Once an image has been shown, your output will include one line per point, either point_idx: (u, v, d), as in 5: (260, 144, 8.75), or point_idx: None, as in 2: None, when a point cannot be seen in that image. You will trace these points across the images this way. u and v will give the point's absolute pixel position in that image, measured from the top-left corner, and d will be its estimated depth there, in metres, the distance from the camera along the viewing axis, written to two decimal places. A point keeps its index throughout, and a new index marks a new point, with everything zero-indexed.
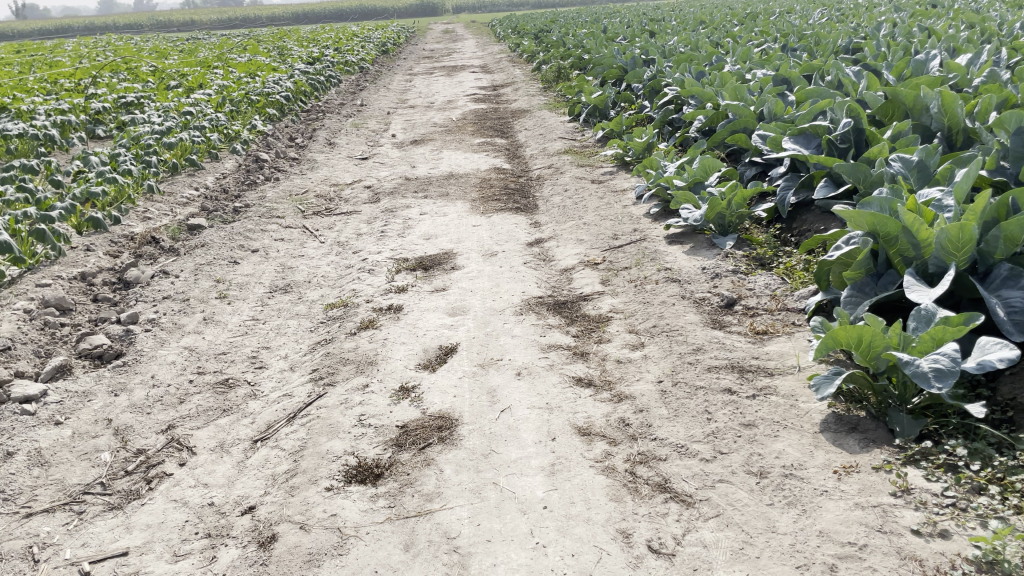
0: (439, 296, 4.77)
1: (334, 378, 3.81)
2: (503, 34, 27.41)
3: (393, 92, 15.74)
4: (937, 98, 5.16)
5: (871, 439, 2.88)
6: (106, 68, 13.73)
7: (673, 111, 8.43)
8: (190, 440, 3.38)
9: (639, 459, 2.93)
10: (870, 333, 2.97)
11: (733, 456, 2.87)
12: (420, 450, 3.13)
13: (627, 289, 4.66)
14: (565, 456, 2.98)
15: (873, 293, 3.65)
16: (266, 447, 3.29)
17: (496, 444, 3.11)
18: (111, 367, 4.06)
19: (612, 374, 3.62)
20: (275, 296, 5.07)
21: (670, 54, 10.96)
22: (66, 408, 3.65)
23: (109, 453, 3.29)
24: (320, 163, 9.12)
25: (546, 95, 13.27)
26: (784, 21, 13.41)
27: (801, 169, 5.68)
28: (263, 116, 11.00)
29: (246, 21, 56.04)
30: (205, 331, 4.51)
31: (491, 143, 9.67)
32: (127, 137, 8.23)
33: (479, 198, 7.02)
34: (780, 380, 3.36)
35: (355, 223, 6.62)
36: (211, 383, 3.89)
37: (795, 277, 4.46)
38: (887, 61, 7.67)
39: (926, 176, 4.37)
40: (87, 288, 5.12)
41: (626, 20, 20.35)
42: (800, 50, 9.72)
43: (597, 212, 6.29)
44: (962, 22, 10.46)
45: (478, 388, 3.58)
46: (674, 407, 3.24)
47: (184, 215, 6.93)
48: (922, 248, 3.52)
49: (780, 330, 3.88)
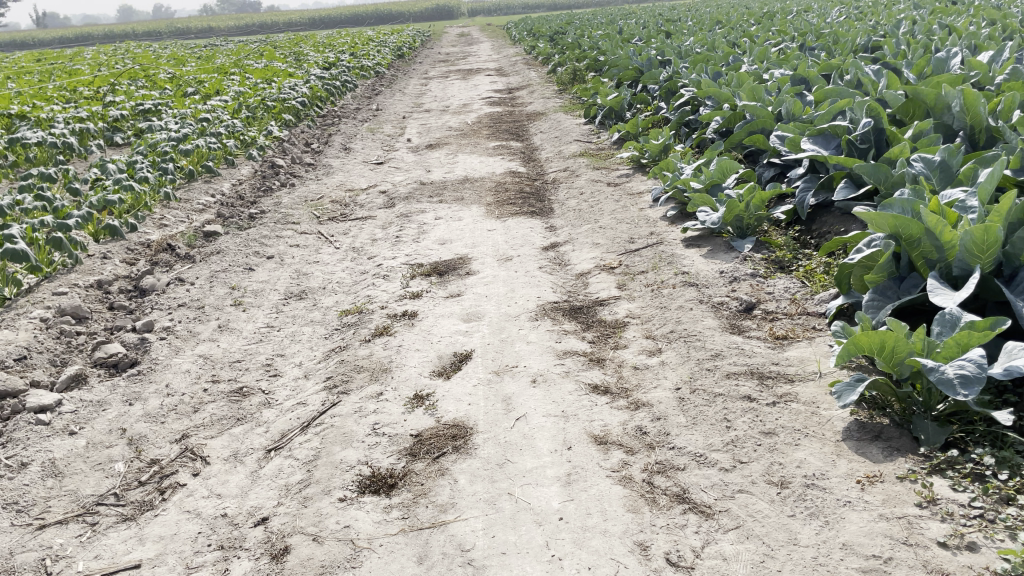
0: (454, 302, 4.74)
1: (349, 387, 3.79)
2: (518, 38, 27.44)
3: (408, 96, 15.75)
4: (958, 96, 5.08)
5: (895, 448, 2.81)
6: (124, 76, 13.84)
7: (690, 112, 8.36)
8: (204, 449, 3.36)
9: (657, 469, 2.88)
10: (893, 339, 2.91)
11: (754, 465, 2.81)
12: (434, 459, 3.09)
13: (643, 293, 4.61)
14: (581, 466, 2.93)
15: (896, 296, 3.57)
16: (280, 456, 3.27)
17: (511, 453, 3.06)
18: (126, 376, 4.05)
19: (629, 381, 3.57)
20: (290, 303, 5.05)
21: (686, 55, 10.88)
22: (81, 418, 3.65)
23: (123, 463, 3.28)
24: (335, 168, 9.13)
25: (561, 97, 13.22)
26: (802, 20, 13.29)
27: (820, 170, 5.60)
28: (279, 121, 11.04)
29: (263, 27, 56.41)
30: (219, 339, 4.50)
31: (506, 147, 9.64)
32: (144, 145, 8.27)
33: (494, 202, 6.99)
34: (800, 387, 3.29)
35: (370, 229, 6.60)
36: (225, 392, 3.87)
37: (815, 280, 4.39)
38: (908, 60, 7.56)
39: (949, 176, 4.29)
40: (103, 297, 5.13)
41: (641, 21, 20.28)
42: (818, 50, 9.63)
43: (613, 215, 6.24)
44: (984, 19, 10.31)
45: (494, 395, 3.54)
46: (693, 415, 3.18)
47: (199, 221, 6.94)
48: (945, 250, 3.45)
49: (800, 335, 3.81)
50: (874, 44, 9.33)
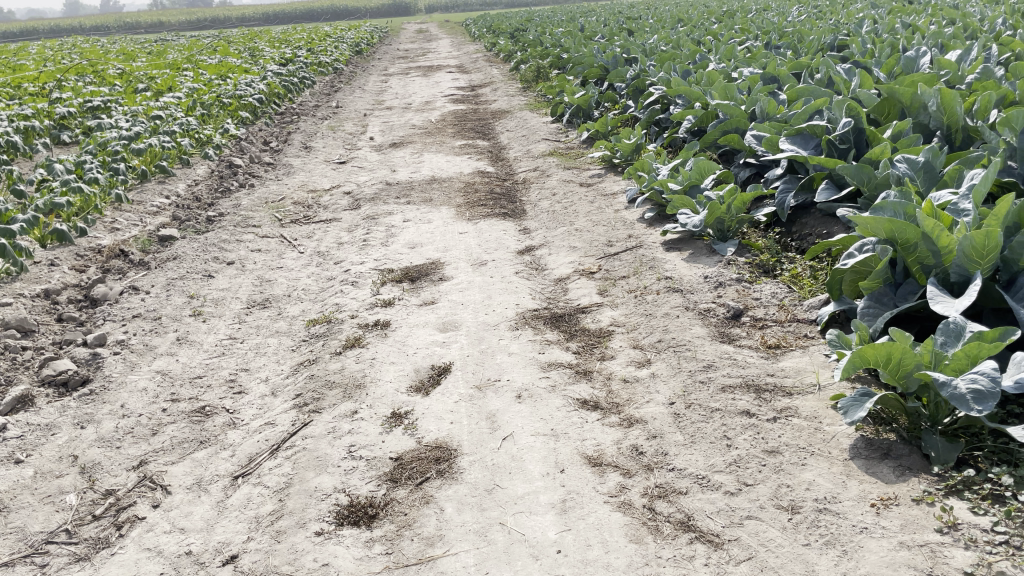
0: (429, 310, 4.52)
1: (320, 405, 3.54)
2: (478, 34, 27.24)
3: (368, 93, 15.45)
4: (935, 95, 4.99)
5: (906, 467, 2.67)
6: (71, 71, 13.30)
7: (660, 111, 8.23)
8: (164, 477, 3.10)
9: (657, 493, 2.70)
10: (900, 350, 2.77)
11: (760, 488, 2.65)
12: (417, 485, 2.88)
13: (626, 300, 4.44)
14: (577, 491, 2.74)
15: (892, 304, 3.45)
16: (248, 484, 3.02)
17: (500, 477, 2.87)
18: (77, 396, 3.75)
19: (619, 397, 3.38)
20: (254, 312, 4.79)
21: (652, 53, 10.75)
22: (27, 444, 3.35)
23: (76, 495, 3.01)
24: (297, 168, 8.82)
25: (526, 96, 13.04)
26: (763, 19, 13.27)
27: (799, 170, 5.49)
28: (236, 119, 10.68)
29: (217, 22, 55.14)
30: (178, 353, 4.22)
31: (472, 146, 9.41)
32: (93, 143, 7.87)
33: (464, 204, 6.77)
34: (800, 401, 3.14)
35: (336, 232, 6.35)
36: (186, 412, 3.60)
37: (802, 286, 4.27)
38: (877, 59, 7.51)
39: (934, 177, 4.19)
40: (52, 307, 4.81)
41: (601, 19, 20.14)
42: (783, 49, 9.59)
43: (588, 217, 6.06)
44: (943, 18, 10.36)
45: (477, 413, 3.33)
46: (691, 433, 3.01)
47: (154, 224, 6.61)
48: (943, 255, 3.32)
49: (793, 343, 3.68)
50: (839, 43, 9.30)
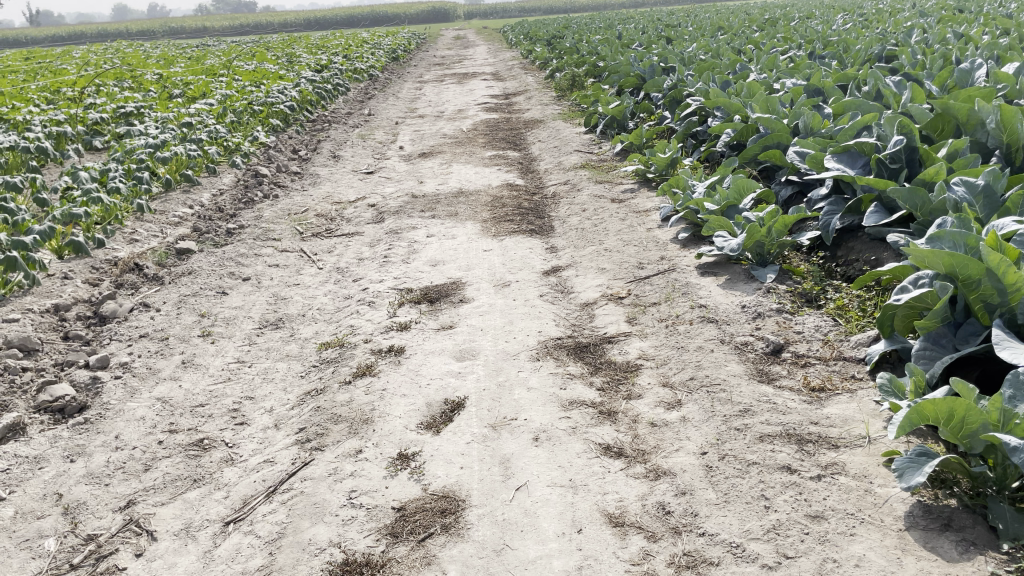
0: (446, 336, 4.27)
1: (323, 442, 3.30)
2: (515, 42, 27.04)
3: (401, 100, 15.29)
4: (994, 112, 4.61)
5: (971, 542, 2.35)
6: (108, 75, 13.32)
7: (697, 123, 7.90)
8: (151, 521, 2.88)
9: (685, 563, 2.41)
10: (963, 407, 2.43)
11: (803, 562, 2.35)
12: (420, 542, 2.62)
13: (657, 330, 4.14)
14: (595, 557, 2.46)
15: (951, 346, 3.12)
16: (239, 532, 2.79)
17: (511, 536, 2.60)
18: (71, 425, 3.56)
19: (645, 443, 3.09)
20: (265, 333, 4.58)
21: (689, 63, 10.41)
22: (12, 478, 3.16)
23: (55, 540, 2.80)
24: (323, 178, 8.64)
25: (561, 104, 12.75)
26: (806, 27, 12.81)
27: (845, 191, 5.13)
28: (266, 126, 10.55)
29: (258, 27, 56.03)
30: (182, 377, 4.01)
31: (503, 157, 9.16)
32: (120, 150, 7.76)
33: (491, 218, 6.52)
34: (847, 456, 2.83)
35: (357, 247, 6.14)
36: (183, 445, 3.38)
37: (849, 319, 3.93)
38: (929, 71, 7.10)
39: (994, 203, 3.82)
40: (59, 324, 4.64)
41: (639, 27, 19.77)
42: (828, 58, 9.19)
43: (619, 236, 5.77)
44: (998, 28, 9.85)
45: (490, 457, 3.07)
46: (724, 491, 2.71)
47: (174, 236, 6.45)
48: (1009, 294, 2.98)
49: (839, 387, 3.35)
50: (887, 53, 8.88)
